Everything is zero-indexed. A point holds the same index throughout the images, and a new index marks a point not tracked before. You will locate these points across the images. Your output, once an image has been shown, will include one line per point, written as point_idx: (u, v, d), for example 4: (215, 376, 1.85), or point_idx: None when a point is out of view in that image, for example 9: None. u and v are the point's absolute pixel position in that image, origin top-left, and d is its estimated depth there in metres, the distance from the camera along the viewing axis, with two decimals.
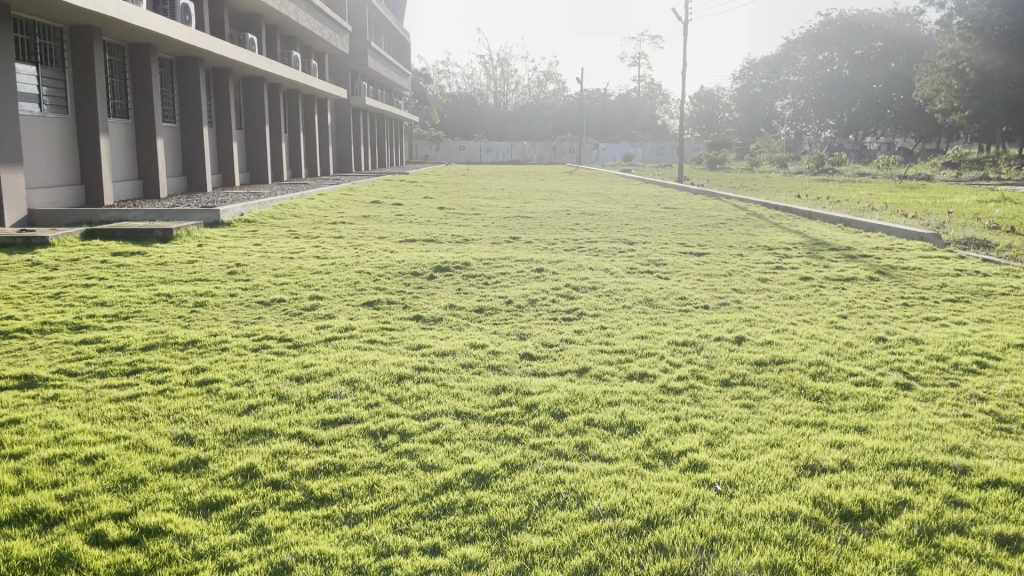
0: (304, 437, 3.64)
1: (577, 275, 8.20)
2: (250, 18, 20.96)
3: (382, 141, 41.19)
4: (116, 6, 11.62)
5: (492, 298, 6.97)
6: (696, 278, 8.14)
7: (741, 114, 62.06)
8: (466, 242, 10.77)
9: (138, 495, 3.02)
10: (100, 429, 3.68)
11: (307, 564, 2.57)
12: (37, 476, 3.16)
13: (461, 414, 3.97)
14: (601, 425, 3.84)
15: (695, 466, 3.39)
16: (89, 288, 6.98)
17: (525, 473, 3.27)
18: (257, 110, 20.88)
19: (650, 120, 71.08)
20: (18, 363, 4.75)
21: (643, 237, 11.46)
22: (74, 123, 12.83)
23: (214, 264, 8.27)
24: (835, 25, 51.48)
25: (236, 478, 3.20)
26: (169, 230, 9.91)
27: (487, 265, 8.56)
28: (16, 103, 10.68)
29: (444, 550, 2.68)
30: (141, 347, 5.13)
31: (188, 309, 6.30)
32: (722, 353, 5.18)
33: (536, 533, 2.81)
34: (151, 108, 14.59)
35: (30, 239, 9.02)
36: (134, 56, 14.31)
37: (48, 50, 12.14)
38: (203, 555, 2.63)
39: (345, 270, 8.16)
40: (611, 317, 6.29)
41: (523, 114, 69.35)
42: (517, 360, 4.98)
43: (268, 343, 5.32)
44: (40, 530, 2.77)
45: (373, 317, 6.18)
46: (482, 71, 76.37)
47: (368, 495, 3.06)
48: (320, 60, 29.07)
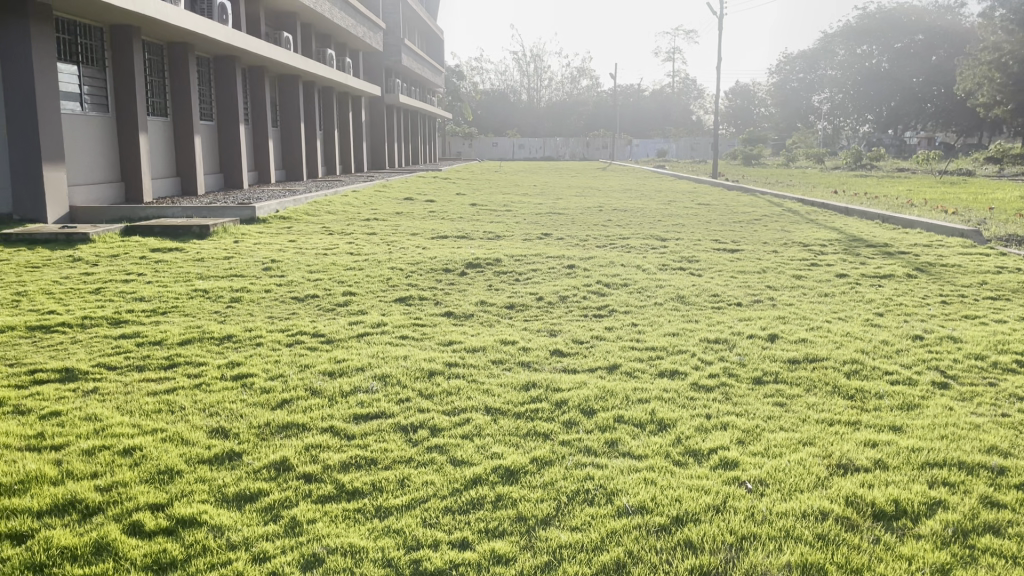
0: (336, 430, 3.68)
1: (610, 271, 8.19)
2: (285, 16, 21.20)
3: (417, 138, 41.64)
4: (154, 6, 11.79)
5: (523, 294, 6.99)
6: (730, 275, 8.08)
7: (777, 109, 61.34)
8: (497, 238, 10.82)
9: (175, 487, 3.08)
10: (137, 421, 3.76)
11: (337, 556, 2.60)
12: (77, 467, 3.24)
13: (491, 410, 3.97)
14: (631, 422, 3.83)
15: (726, 464, 3.37)
16: (128, 284, 7.09)
17: (555, 469, 3.28)
18: (293, 108, 21.11)
19: (685, 116, 70.56)
20: (60, 357, 4.85)
21: (676, 233, 11.38)
22: (114, 122, 13.07)
23: (250, 261, 8.37)
24: (874, 18, 50.60)
25: (270, 471, 3.25)
26: (206, 227, 10.02)
27: (518, 262, 8.58)
28: (55, 101, 10.91)
29: (472, 544, 2.69)
30: (178, 341, 5.23)
31: (224, 305, 6.38)
32: (755, 351, 5.15)
33: (565, 528, 2.81)
34: (189, 107, 14.83)
35: (72, 235, 9.20)
36: (171, 56, 14.51)
37: (89, 50, 12.36)
38: (237, 546, 2.67)
39: (378, 266, 8.24)
40: (642, 314, 6.28)
41: (557, 110, 69.36)
42: (547, 357, 4.98)
43: (302, 338, 5.37)
44: (79, 520, 2.84)
45: (405, 313, 6.23)
46: (516, 68, 76.58)
47: (397, 489, 3.09)
48: (354, 58, 29.31)
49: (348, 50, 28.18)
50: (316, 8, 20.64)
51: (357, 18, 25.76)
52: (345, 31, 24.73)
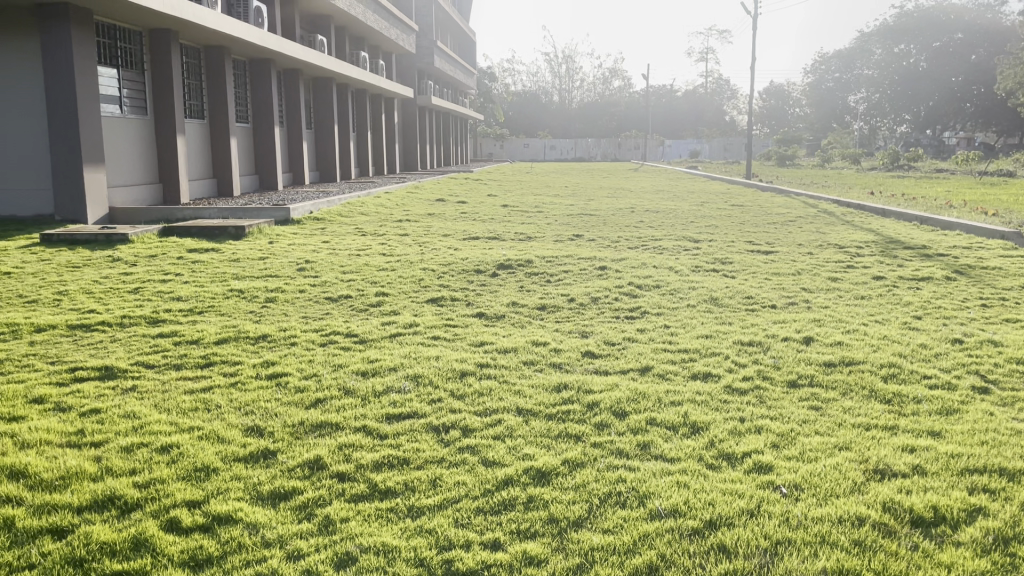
0: (369, 430, 3.70)
1: (642, 272, 8.15)
2: (319, 19, 21.41)
3: (449, 140, 41.78)
4: (192, 10, 11.98)
5: (554, 295, 6.98)
6: (764, 276, 8.01)
7: (812, 109, 60.62)
8: (529, 239, 10.81)
9: (211, 484, 3.12)
10: (175, 419, 3.82)
11: (370, 555, 2.62)
12: (116, 463, 3.30)
13: (522, 411, 3.98)
14: (663, 424, 3.81)
15: (760, 468, 3.34)
16: (166, 283, 7.21)
17: (586, 470, 3.27)
18: (328, 111, 21.33)
19: (718, 116, 69.96)
20: (100, 355, 4.95)
21: (709, 234, 11.29)
22: (153, 124, 13.29)
23: (284, 261, 8.47)
24: (912, 17, 49.69)
25: (303, 470, 3.27)
26: (242, 227, 10.15)
27: (549, 263, 8.57)
28: (95, 103, 11.12)
29: (504, 545, 2.70)
30: (214, 340, 5.30)
31: (259, 304, 6.46)
32: (790, 354, 5.08)
33: (597, 531, 2.80)
34: (226, 109, 15.03)
35: (112, 235, 9.38)
36: (208, 59, 14.73)
37: (128, 53, 12.59)
38: (272, 544, 2.70)
39: (411, 267, 8.28)
40: (674, 315, 6.24)
41: (588, 111, 69.24)
42: (578, 358, 4.97)
43: (335, 338, 5.42)
44: (118, 516, 2.89)
45: (437, 313, 6.26)
46: (548, 69, 76.62)
47: (429, 489, 3.10)
48: (387, 60, 29.51)
49: (381, 52, 28.39)
50: (349, 11, 20.83)
51: (390, 20, 25.94)
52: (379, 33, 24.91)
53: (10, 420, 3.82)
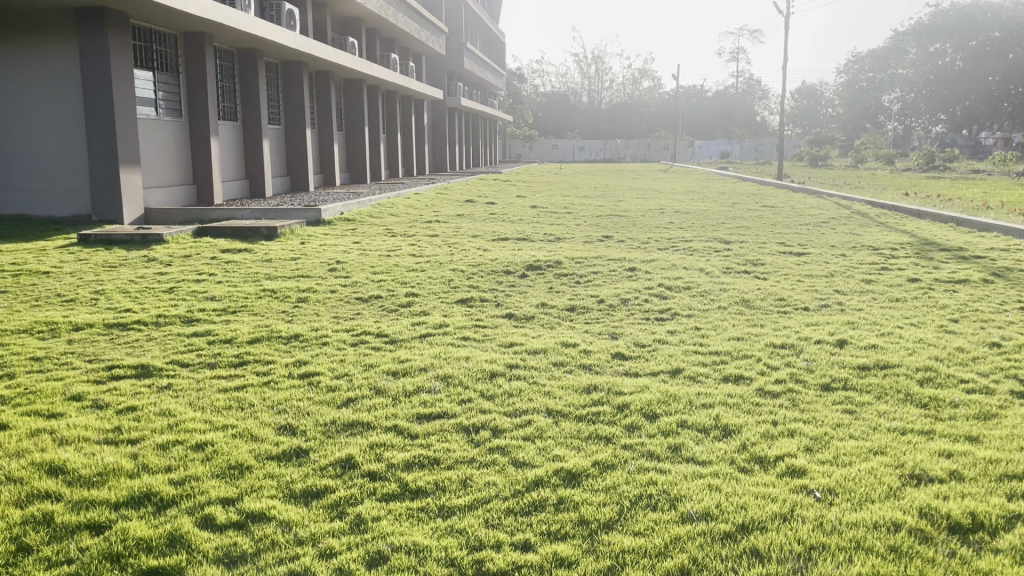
0: (399, 430, 3.72)
1: (672, 274, 8.10)
2: (350, 21, 21.58)
3: (478, 142, 41.88)
4: (226, 13, 12.13)
5: (583, 296, 6.96)
6: (796, 278, 7.93)
7: (845, 109, 59.83)
8: (557, 240, 10.79)
9: (245, 482, 3.16)
10: (209, 416, 3.87)
11: (402, 554, 2.64)
12: (152, 461, 3.35)
13: (552, 412, 3.98)
14: (694, 427, 3.78)
15: (793, 472, 3.30)
16: (200, 283, 7.31)
17: (617, 472, 3.26)
18: (358, 113, 21.47)
19: (749, 116, 69.31)
20: (135, 354, 5.02)
21: (740, 236, 11.19)
22: (187, 126, 13.48)
23: (316, 261, 8.55)
24: (948, 15, 48.75)
25: (335, 468, 3.30)
26: (274, 228, 10.26)
27: (579, 264, 8.54)
28: (131, 105, 11.30)
29: (535, 547, 2.69)
30: (247, 339, 5.35)
31: (291, 304, 6.53)
32: (823, 356, 5.02)
33: (628, 533, 2.79)
34: (258, 111, 15.21)
35: (147, 236, 9.52)
36: (241, 62, 14.91)
37: (164, 56, 12.78)
38: (305, 542, 2.72)
39: (440, 267, 8.31)
40: (705, 317, 6.20)
41: (618, 111, 68.95)
42: (608, 359, 4.96)
43: (366, 338, 5.45)
44: (155, 512, 2.93)
45: (467, 314, 6.27)
46: (577, 70, 76.45)
47: (460, 489, 3.11)
48: (417, 62, 29.63)
49: (411, 54, 28.53)
50: (380, 14, 20.98)
51: (421, 22, 26.07)
52: (409, 35, 25.03)
53: (49, 417, 3.90)
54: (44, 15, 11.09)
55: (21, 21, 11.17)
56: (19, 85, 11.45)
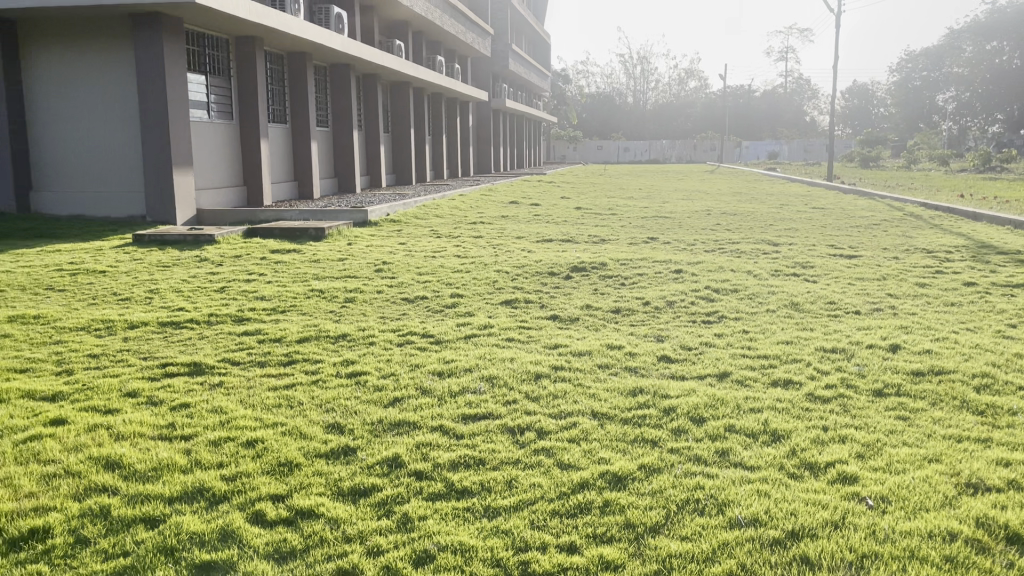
0: (445, 430, 3.74)
1: (719, 276, 8.01)
2: (397, 24, 21.79)
3: (523, 143, 41.94)
4: (276, 18, 12.35)
5: (629, 298, 6.92)
6: (847, 282, 7.78)
7: (898, 109, 58.59)
8: (602, 242, 10.75)
9: (294, 479, 3.20)
10: (260, 414, 3.94)
11: (447, 554, 2.65)
12: (204, 456, 3.41)
13: (598, 415, 3.96)
14: (742, 432, 3.73)
15: (844, 479, 3.24)
16: (250, 283, 7.45)
17: (663, 476, 3.23)
18: (404, 115, 21.64)
19: (798, 117, 68.22)
20: (188, 352, 5.13)
21: (789, 238, 11.02)
22: (238, 128, 13.74)
23: (363, 262, 8.63)
24: (1005, 13, 47.39)
25: (383, 467, 3.33)
26: (322, 229, 10.40)
27: (624, 266, 8.49)
28: (184, 108, 11.57)
29: (581, 549, 2.69)
30: (295, 339, 5.42)
31: (338, 304, 6.61)
32: (875, 361, 4.92)
33: (674, 537, 2.77)
34: (307, 114, 15.44)
35: (199, 236, 9.71)
36: (291, 65, 15.16)
37: (216, 60, 13.04)
38: (353, 539, 2.75)
39: (485, 269, 8.33)
40: (753, 321, 6.11)
41: (663, 112, 68.45)
42: (654, 362, 4.92)
43: (411, 338, 5.50)
44: (207, 507, 2.99)
45: (511, 316, 6.28)
46: (622, 70, 76.07)
47: (506, 490, 3.12)
48: (462, 64, 29.80)
49: (456, 56, 28.68)
50: (427, 16, 21.13)
51: (467, 24, 26.21)
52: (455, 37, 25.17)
53: (106, 413, 4.00)
54: (103, 20, 11.44)
55: (82, 27, 11.53)
56: (78, 90, 11.78)
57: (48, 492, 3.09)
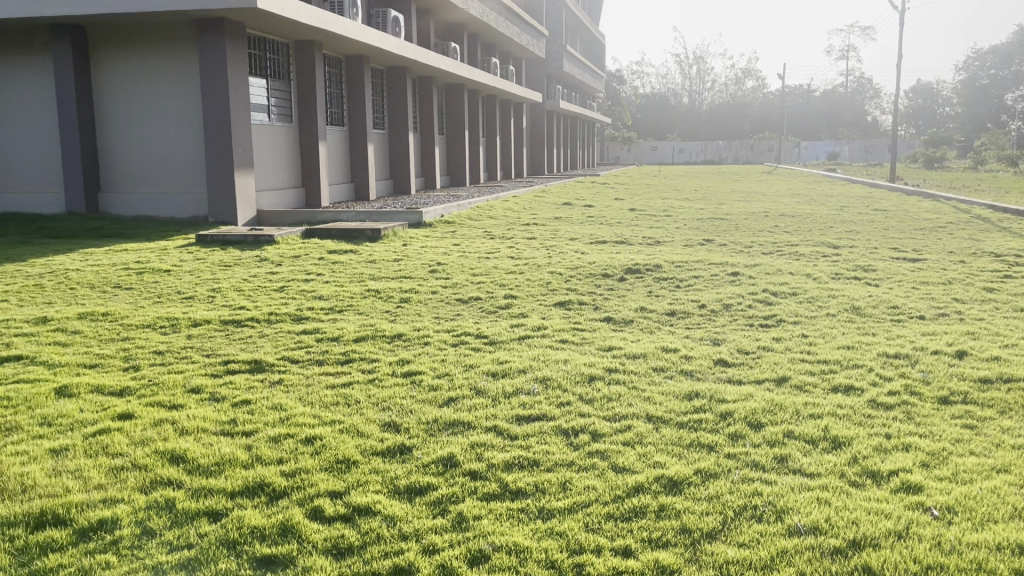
0: (499, 430, 3.75)
1: (777, 279, 7.89)
2: (453, 27, 21.96)
3: (576, 144, 41.86)
4: (335, 21, 12.55)
5: (685, 301, 6.85)
6: (910, 286, 7.59)
7: (964, 108, 56.93)
8: (657, 243, 10.67)
9: (351, 476, 3.25)
10: (318, 412, 4.00)
11: (502, 554, 2.66)
12: (265, 453, 3.49)
13: (652, 418, 3.93)
14: (801, 438, 3.67)
15: (908, 487, 3.16)
16: (308, 283, 7.58)
17: (720, 482, 3.19)
18: (459, 117, 21.80)
19: (859, 117, 66.74)
20: (249, 349, 5.24)
21: (851, 241, 10.77)
22: (297, 131, 14.00)
23: (418, 263, 8.71)
24: None
25: (438, 466, 3.36)
26: (378, 230, 10.52)
27: (679, 268, 8.42)
28: (245, 111, 11.82)
29: (636, 553, 2.67)
30: (352, 339, 5.50)
31: (394, 304, 6.69)
32: (940, 368, 4.79)
33: (731, 544, 2.73)
34: (364, 117, 15.65)
35: (259, 237, 9.91)
36: (349, 69, 15.38)
37: (276, 64, 13.30)
38: (408, 537, 2.78)
39: (539, 270, 8.34)
40: (812, 325, 6.00)
41: (719, 113, 67.64)
42: (711, 366, 4.87)
43: (466, 338, 5.54)
44: (267, 502, 3.05)
45: (565, 317, 6.28)
46: (678, 70, 75.38)
47: (560, 492, 3.12)
48: (517, 66, 29.87)
49: (511, 58, 28.78)
50: (482, 19, 21.23)
51: (522, 26, 26.29)
52: (510, 39, 25.24)
53: (171, 408, 4.11)
54: (170, 25, 11.77)
55: (150, 33, 11.89)
56: (144, 93, 12.14)
57: (116, 484, 3.19)
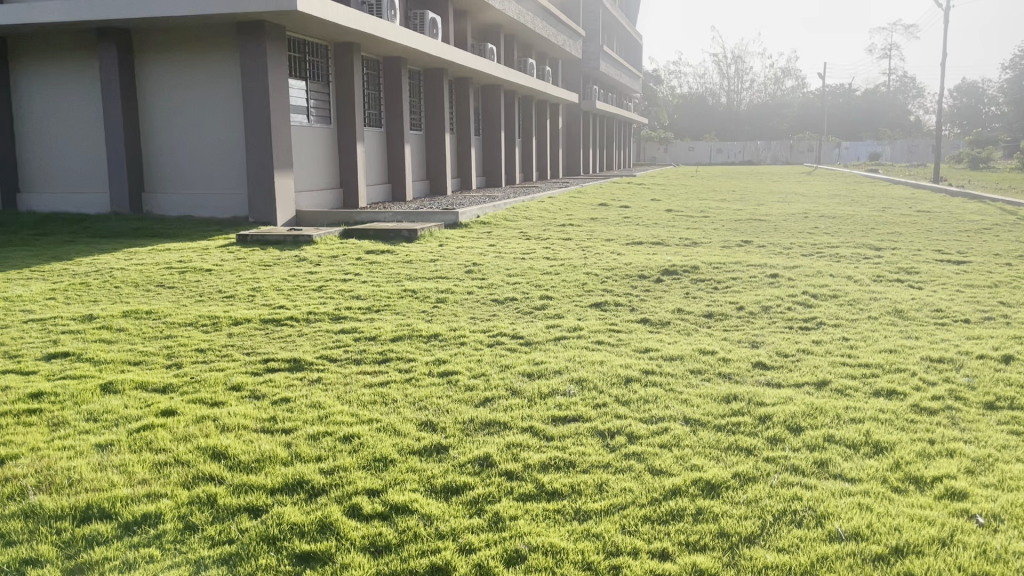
0: (535, 431, 3.76)
1: (817, 281, 7.78)
2: (489, 28, 22.01)
3: (612, 144, 41.72)
4: (374, 23, 12.65)
5: (722, 303, 6.79)
6: (954, 288, 7.43)
7: (1011, 107, 55.68)
8: (694, 245, 10.58)
9: (389, 474, 3.28)
10: (356, 411, 4.04)
11: (538, 554, 2.66)
12: (304, 450, 3.53)
13: (689, 420, 3.90)
14: (842, 442, 3.61)
15: (953, 494, 3.10)
16: (346, 282, 7.65)
17: (759, 486, 3.16)
18: (495, 118, 21.85)
19: (901, 116, 65.58)
20: (288, 348, 5.31)
21: (893, 242, 10.58)
22: (336, 132, 14.15)
23: (454, 264, 8.73)
24: None
25: (474, 466, 3.37)
26: (415, 231, 10.57)
27: (716, 269, 8.35)
28: (285, 112, 11.97)
29: (674, 556, 2.66)
30: (390, 338, 5.54)
31: (430, 304, 6.72)
32: (986, 373, 4.69)
33: (771, 548, 2.70)
34: (402, 118, 15.75)
35: (298, 237, 10.01)
36: (386, 70, 15.49)
37: (316, 67, 13.45)
38: (445, 536, 2.80)
39: (575, 271, 8.32)
40: (853, 328, 5.90)
41: (757, 112, 66.92)
42: (749, 368, 4.82)
43: (502, 338, 5.55)
44: (306, 499, 3.09)
45: (600, 318, 6.26)
46: (716, 70, 74.74)
47: (596, 493, 3.11)
48: (553, 66, 29.85)
49: (547, 58, 28.78)
50: (519, 19, 21.24)
51: (559, 26, 26.26)
52: (546, 40, 25.24)
53: (213, 405, 4.18)
54: (213, 28, 11.97)
55: (193, 36, 12.10)
56: (187, 96, 12.35)
57: (159, 480, 3.25)
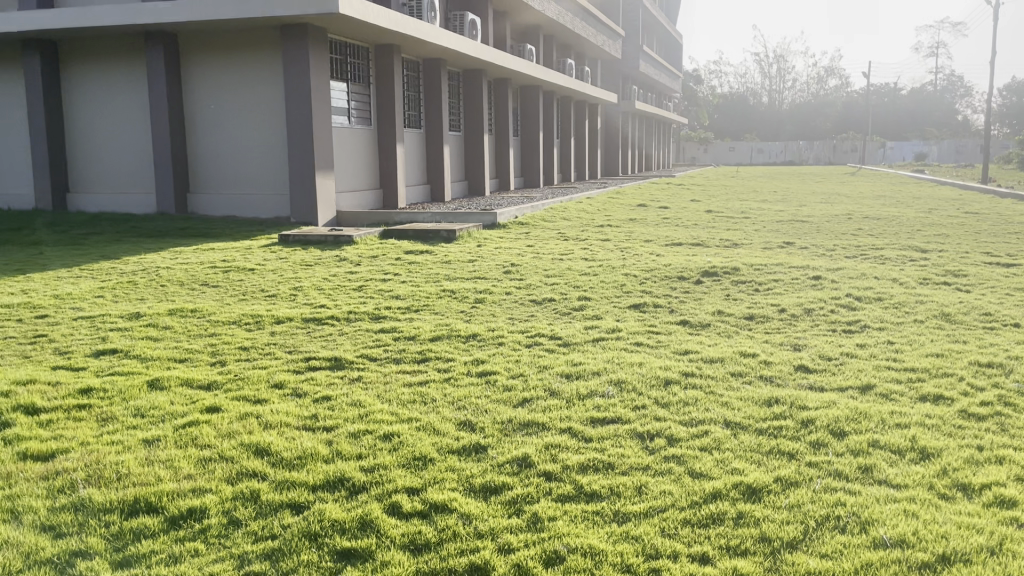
0: (574, 432, 3.75)
1: (861, 283, 7.65)
2: (529, 29, 22.02)
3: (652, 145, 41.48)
4: (414, 25, 12.74)
5: (763, 305, 6.71)
6: (1004, 292, 7.25)
7: None
8: (735, 246, 10.46)
9: (428, 473, 3.29)
10: (395, 409, 4.07)
11: (577, 556, 2.66)
12: (345, 448, 3.56)
13: (730, 424, 3.86)
14: (887, 448, 3.55)
15: (1002, 502, 3.02)
16: (385, 282, 7.71)
17: (801, 490, 3.12)
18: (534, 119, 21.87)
19: (948, 115, 64.21)
20: (328, 347, 5.37)
21: (940, 244, 10.36)
22: (376, 133, 14.27)
23: (492, 264, 8.75)
24: None
25: (512, 466, 3.37)
26: (453, 231, 10.62)
27: (757, 271, 8.25)
28: (326, 114, 12.10)
29: (714, 560, 2.63)
30: (429, 338, 5.56)
31: (469, 304, 6.74)
32: None
33: (813, 554, 2.66)
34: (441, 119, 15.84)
35: (339, 238, 10.11)
36: (426, 72, 15.59)
37: (357, 68, 13.58)
38: (484, 536, 2.80)
39: (614, 272, 8.28)
40: (898, 331, 5.79)
41: (799, 112, 66.03)
42: (791, 372, 4.75)
43: (541, 339, 5.55)
44: (347, 496, 3.12)
45: (639, 320, 6.22)
46: (757, 70, 73.90)
47: (635, 496, 3.09)
48: (592, 66, 29.77)
49: (586, 59, 28.70)
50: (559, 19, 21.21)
51: (598, 27, 26.18)
52: (586, 40, 25.18)
53: (256, 402, 4.24)
54: (256, 31, 12.15)
55: (237, 39, 12.30)
56: (231, 98, 12.56)
57: (204, 475, 3.31)
